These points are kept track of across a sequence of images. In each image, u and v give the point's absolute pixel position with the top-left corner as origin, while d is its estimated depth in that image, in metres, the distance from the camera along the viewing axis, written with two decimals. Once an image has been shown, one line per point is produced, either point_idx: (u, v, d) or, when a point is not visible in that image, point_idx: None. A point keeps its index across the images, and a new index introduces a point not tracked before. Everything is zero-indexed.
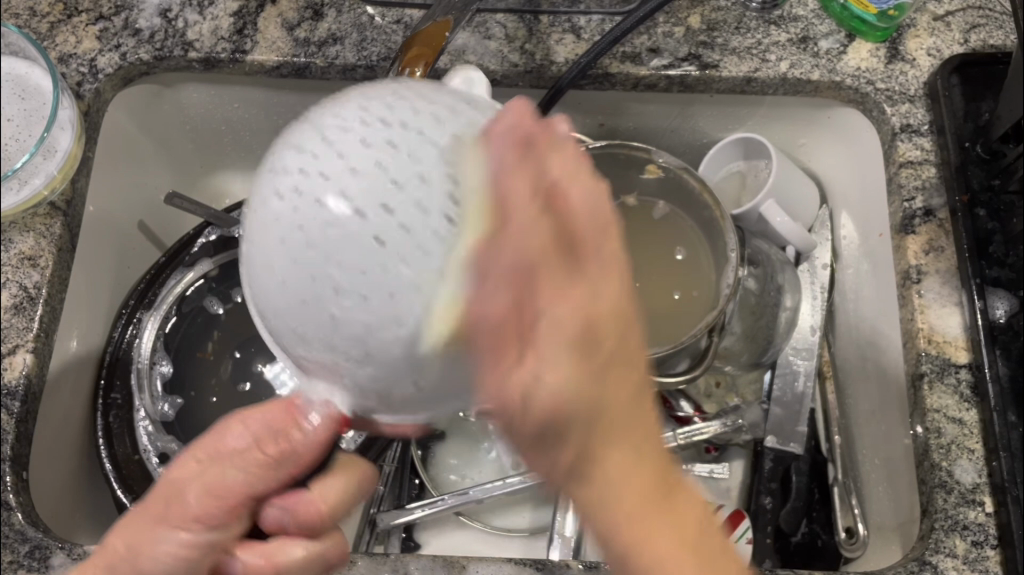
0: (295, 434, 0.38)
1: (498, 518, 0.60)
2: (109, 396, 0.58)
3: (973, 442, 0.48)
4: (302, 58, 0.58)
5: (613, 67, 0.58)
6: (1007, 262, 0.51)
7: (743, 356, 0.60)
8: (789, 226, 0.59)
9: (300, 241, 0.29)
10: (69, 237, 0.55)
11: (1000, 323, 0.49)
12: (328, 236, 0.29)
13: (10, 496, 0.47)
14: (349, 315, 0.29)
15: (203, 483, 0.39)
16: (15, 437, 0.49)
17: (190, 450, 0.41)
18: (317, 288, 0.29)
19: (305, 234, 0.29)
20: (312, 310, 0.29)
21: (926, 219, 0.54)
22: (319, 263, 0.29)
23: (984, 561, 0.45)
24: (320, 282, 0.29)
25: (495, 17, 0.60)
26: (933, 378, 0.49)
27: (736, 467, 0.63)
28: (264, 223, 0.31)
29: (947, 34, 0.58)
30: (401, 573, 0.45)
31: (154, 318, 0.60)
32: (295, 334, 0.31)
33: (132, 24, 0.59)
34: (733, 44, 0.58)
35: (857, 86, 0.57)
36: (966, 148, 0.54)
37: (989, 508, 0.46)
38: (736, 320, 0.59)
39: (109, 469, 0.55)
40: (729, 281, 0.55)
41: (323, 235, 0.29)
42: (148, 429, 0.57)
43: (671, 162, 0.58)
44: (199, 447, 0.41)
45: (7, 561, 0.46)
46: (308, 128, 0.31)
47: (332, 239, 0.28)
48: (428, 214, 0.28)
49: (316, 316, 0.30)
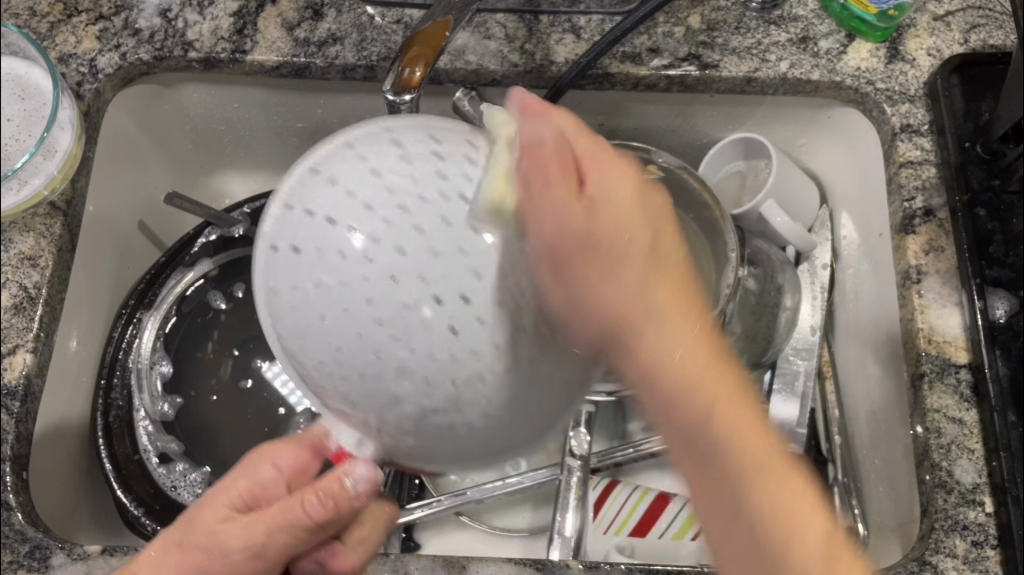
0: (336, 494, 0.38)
1: (498, 519, 0.60)
2: (108, 396, 0.57)
3: (973, 442, 0.48)
4: (302, 58, 0.58)
5: (613, 67, 0.58)
6: (1007, 262, 0.51)
7: (743, 357, 0.59)
8: (789, 226, 0.60)
9: (344, 310, 0.33)
10: (69, 237, 0.55)
11: (1000, 323, 0.49)
12: (366, 280, 0.33)
13: (10, 496, 0.47)
14: (404, 372, 0.33)
15: (242, 539, 0.39)
16: (15, 437, 0.49)
17: (224, 496, 0.41)
18: (368, 352, 0.33)
19: (349, 302, 0.33)
20: (371, 380, 0.34)
21: (926, 219, 0.54)
22: (366, 309, 0.33)
23: (984, 561, 0.45)
24: (368, 327, 0.33)
25: (495, 17, 0.60)
26: (933, 378, 0.49)
27: None
28: (296, 302, 0.34)
29: (947, 34, 0.58)
30: (401, 573, 0.45)
31: (154, 318, 0.60)
32: (342, 391, 0.35)
33: (132, 24, 0.59)
34: (733, 45, 0.58)
35: (857, 86, 0.57)
36: (966, 148, 0.54)
37: (989, 508, 0.46)
38: (736, 320, 0.58)
39: (109, 469, 0.55)
40: (729, 281, 0.54)
41: (367, 306, 0.33)
42: (148, 429, 0.57)
43: (671, 162, 0.59)
44: (234, 492, 0.41)
45: (7, 561, 0.46)
46: (317, 203, 0.34)
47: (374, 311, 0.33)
48: (475, 275, 0.33)
49: (367, 364, 0.34)
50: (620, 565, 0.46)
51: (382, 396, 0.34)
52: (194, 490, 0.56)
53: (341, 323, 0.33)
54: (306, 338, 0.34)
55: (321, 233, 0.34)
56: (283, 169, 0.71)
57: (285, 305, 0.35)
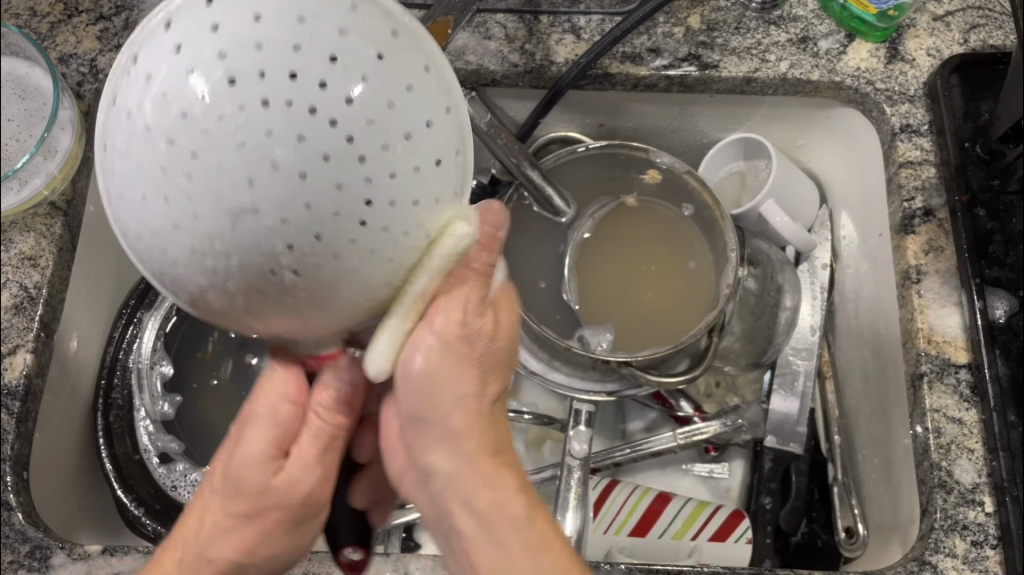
0: (323, 392, 0.37)
1: None
2: (109, 396, 0.58)
3: (972, 442, 0.48)
4: None
5: (613, 67, 0.58)
6: (1006, 262, 0.51)
7: (743, 357, 0.61)
8: (789, 226, 0.59)
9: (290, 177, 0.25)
10: (69, 237, 0.54)
11: (999, 322, 0.49)
12: (172, 184, 0.25)
13: (10, 496, 0.47)
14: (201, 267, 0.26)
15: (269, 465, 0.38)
16: (15, 437, 0.49)
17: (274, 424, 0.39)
18: (188, 259, 0.26)
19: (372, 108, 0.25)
20: (195, 256, 0.26)
21: (926, 219, 0.54)
22: (166, 203, 0.26)
23: (984, 561, 0.45)
24: (163, 199, 0.26)
25: (495, 17, 0.60)
26: (933, 378, 0.49)
27: (736, 466, 0.63)
28: (160, 230, 0.26)
29: (947, 35, 0.58)
30: (402, 573, 0.45)
31: (154, 318, 0.59)
32: (161, 258, 0.27)
33: (132, 24, 0.59)
34: (733, 45, 0.58)
35: (857, 86, 0.58)
36: (966, 147, 0.54)
37: (988, 508, 0.46)
38: (736, 320, 0.60)
39: (109, 468, 0.55)
40: (729, 281, 0.55)
41: (186, 209, 0.25)
42: (148, 429, 0.57)
43: (671, 162, 0.59)
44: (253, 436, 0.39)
45: (7, 560, 0.46)
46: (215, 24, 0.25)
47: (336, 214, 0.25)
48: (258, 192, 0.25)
49: (169, 252, 0.27)
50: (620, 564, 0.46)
51: (197, 278, 0.27)
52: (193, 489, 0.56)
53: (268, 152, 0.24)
54: (177, 236, 0.26)
55: (204, 75, 0.25)
56: None
57: (171, 221, 0.26)
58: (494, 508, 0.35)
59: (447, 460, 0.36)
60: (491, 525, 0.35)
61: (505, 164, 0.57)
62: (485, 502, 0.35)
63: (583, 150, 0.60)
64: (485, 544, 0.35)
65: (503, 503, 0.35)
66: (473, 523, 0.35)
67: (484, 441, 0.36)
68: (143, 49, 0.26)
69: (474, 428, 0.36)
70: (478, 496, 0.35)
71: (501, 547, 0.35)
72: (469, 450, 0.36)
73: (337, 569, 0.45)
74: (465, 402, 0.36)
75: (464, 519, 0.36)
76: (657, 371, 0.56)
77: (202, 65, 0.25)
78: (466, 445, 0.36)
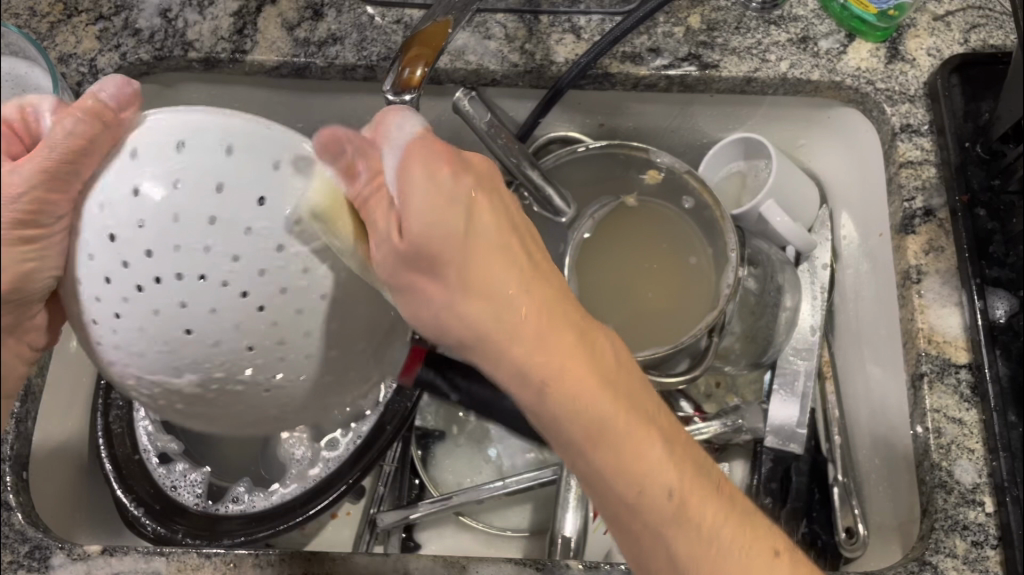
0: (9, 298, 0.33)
1: (496, 517, 0.61)
2: (108, 397, 0.57)
3: (973, 442, 0.48)
4: (302, 58, 0.58)
5: (613, 67, 0.58)
6: (1007, 262, 0.50)
7: (743, 358, 0.61)
8: (789, 226, 0.60)
9: (240, 303, 0.36)
10: None
11: (1000, 322, 0.49)
12: (161, 298, 0.35)
13: (10, 496, 0.47)
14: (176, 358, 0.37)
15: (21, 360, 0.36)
16: (15, 437, 0.49)
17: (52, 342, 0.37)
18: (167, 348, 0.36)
19: (260, 258, 0.36)
20: (174, 351, 0.37)
21: (926, 219, 0.54)
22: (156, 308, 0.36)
23: (984, 561, 0.45)
24: (148, 306, 0.36)
25: (495, 17, 0.60)
26: (933, 378, 0.49)
27: (736, 466, 0.63)
28: (142, 331, 0.36)
29: (947, 34, 0.58)
30: (402, 573, 0.45)
31: None
32: (126, 352, 0.37)
33: (132, 24, 0.59)
34: (734, 44, 0.58)
35: (857, 86, 0.57)
36: (966, 147, 0.54)
37: (989, 508, 0.46)
38: (737, 320, 0.60)
39: (109, 469, 0.55)
40: (729, 282, 0.55)
41: (163, 305, 0.36)
42: (148, 430, 0.57)
43: (670, 163, 0.59)
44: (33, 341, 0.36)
45: (7, 560, 0.46)
46: (169, 165, 0.36)
47: (297, 308, 0.38)
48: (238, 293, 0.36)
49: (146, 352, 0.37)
50: (620, 565, 0.46)
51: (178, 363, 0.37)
52: (194, 489, 0.56)
53: (223, 296, 0.36)
54: (143, 332, 0.36)
55: (164, 198, 0.35)
56: None
57: (152, 308, 0.36)
58: (625, 445, 0.38)
59: (526, 302, 0.39)
60: (621, 462, 0.39)
61: (506, 164, 0.57)
62: (635, 430, 0.39)
63: (583, 150, 0.60)
64: (599, 443, 0.39)
65: (623, 428, 0.39)
66: (621, 468, 0.39)
67: (587, 380, 0.39)
68: (131, 167, 0.36)
69: (560, 341, 0.39)
70: (591, 441, 0.39)
71: (650, 491, 0.39)
72: (577, 417, 0.39)
73: (337, 569, 0.45)
74: (521, 315, 0.39)
75: (571, 426, 0.39)
76: (658, 372, 0.56)
77: (186, 187, 0.35)
78: (539, 322, 0.39)
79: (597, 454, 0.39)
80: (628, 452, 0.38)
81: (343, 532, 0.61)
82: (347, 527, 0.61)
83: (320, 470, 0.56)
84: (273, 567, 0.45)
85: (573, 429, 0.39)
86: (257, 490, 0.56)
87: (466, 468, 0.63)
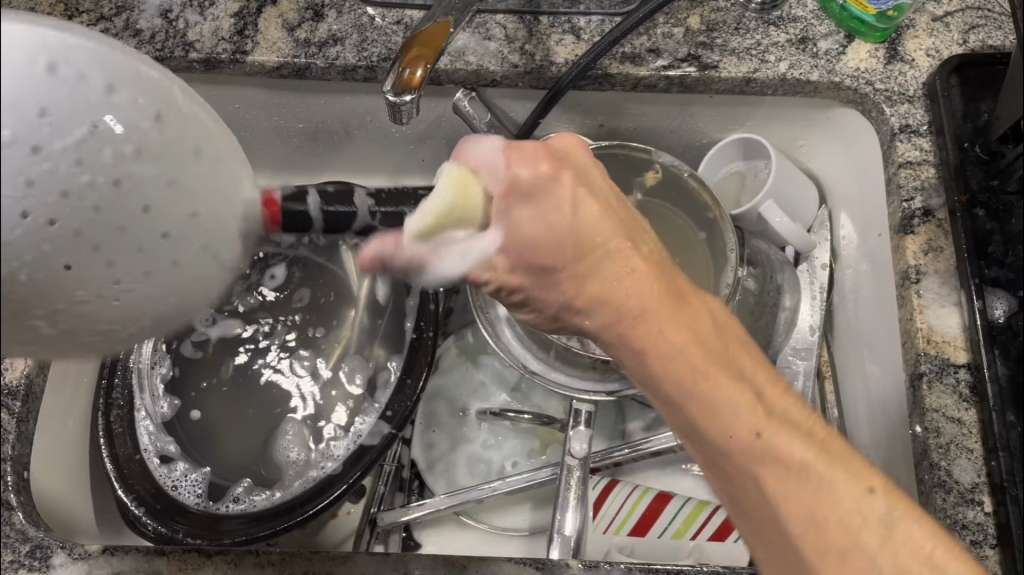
0: None
1: (498, 518, 0.61)
2: (109, 397, 0.58)
3: (972, 442, 0.48)
4: (303, 58, 0.58)
5: (613, 67, 0.58)
6: (1005, 263, 0.51)
7: None
8: (788, 226, 0.60)
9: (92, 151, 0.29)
10: None
11: (998, 322, 0.49)
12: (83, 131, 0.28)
13: (10, 496, 0.47)
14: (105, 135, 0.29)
15: None
16: (15, 437, 0.49)
17: None
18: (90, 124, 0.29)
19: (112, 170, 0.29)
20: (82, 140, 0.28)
21: (926, 219, 0.54)
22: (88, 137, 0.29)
23: (983, 561, 0.45)
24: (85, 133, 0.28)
25: (495, 17, 0.60)
26: (932, 378, 0.50)
27: None
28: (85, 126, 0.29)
29: (946, 35, 0.58)
30: (402, 573, 0.46)
31: None
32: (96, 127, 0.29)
33: (133, 25, 0.59)
34: (733, 45, 0.59)
35: (856, 86, 0.58)
36: (966, 148, 0.54)
37: (988, 508, 0.46)
38: (736, 320, 0.60)
39: (109, 468, 0.55)
40: (729, 280, 0.56)
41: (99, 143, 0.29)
42: (149, 429, 0.57)
43: (671, 162, 0.60)
44: None
45: (7, 560, 0.46)
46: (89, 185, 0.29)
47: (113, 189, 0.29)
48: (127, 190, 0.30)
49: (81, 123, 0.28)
50: (620, 564, 0.46)
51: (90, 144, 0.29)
52: (194, 490, 0.56)
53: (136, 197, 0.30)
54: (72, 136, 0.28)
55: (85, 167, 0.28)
56: (284, 167, 0.72)
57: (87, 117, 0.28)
58: (740, 393, 0.38)
59: (591, 224, 0.41)
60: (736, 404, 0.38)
61: None
62: (743, 366, 0.40)
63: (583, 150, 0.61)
64: (718, 371, 0.39)
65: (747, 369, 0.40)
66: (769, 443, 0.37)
67: (715, 341, 0.40)
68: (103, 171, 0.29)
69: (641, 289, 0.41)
70: (718, 390, 0.39)
71: (795, 462, 0.37)
72: (693, 352, 0.40)
73: (337, 568, 0.46)
74: (624, 272, 0.41)
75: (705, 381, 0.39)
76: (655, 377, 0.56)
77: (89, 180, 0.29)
78: (620, 255, 0.41)
79: (708, 373, 0.39)
80: (748, 397, 0.39)
81: (343, 532, 0.61)
82: (347, 527, 0.61)
83: (319, 469, 0.56)
84: (273, 566, 0.46)
85: (661, 359, 0.40)
86: (257, 490, 0.56)
87: (466, 467, 0.62)
